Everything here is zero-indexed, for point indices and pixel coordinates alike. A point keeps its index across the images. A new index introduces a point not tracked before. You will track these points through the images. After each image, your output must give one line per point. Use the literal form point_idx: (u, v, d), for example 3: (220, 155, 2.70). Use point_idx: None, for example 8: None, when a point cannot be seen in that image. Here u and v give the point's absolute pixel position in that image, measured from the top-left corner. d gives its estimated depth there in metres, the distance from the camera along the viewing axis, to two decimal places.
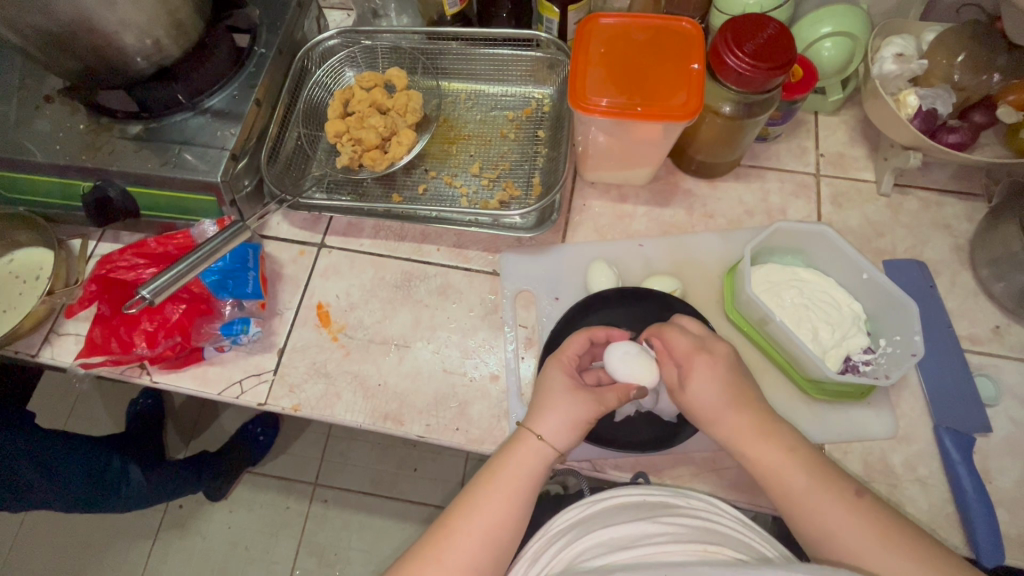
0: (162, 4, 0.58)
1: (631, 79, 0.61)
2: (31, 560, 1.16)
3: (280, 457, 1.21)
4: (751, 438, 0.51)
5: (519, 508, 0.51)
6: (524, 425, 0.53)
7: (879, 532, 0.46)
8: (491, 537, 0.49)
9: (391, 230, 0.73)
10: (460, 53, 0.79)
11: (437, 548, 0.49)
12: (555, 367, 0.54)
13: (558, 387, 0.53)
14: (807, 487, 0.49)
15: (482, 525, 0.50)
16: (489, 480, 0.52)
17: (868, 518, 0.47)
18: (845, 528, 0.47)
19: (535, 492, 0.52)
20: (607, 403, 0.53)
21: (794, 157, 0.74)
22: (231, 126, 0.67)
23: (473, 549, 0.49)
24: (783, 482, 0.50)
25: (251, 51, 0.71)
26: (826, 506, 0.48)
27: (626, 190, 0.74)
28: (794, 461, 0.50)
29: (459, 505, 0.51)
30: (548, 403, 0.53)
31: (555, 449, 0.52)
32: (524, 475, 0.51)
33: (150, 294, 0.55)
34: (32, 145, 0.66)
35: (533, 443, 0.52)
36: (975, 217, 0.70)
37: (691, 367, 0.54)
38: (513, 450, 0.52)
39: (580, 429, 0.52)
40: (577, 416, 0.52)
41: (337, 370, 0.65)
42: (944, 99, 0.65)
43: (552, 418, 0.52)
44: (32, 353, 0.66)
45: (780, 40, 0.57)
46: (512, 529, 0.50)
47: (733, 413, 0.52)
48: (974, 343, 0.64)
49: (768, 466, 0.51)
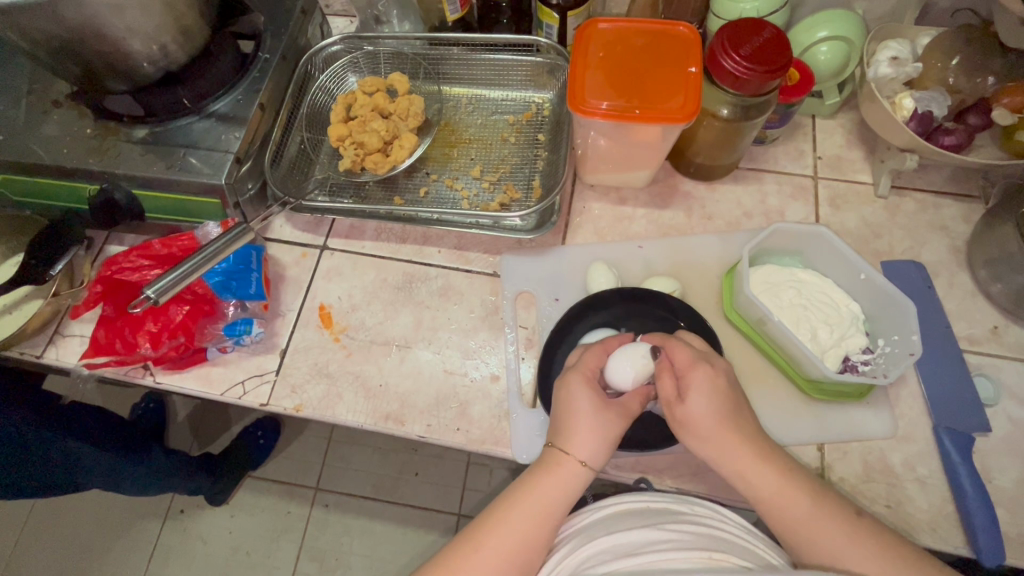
0: (169, 11, 0.59)
1: (629, 83, 0.62)
2: (28, 565, 1.16)
3: (282, 461, 1.21)
4: (741, 465, 0.51)
5: (552, 523, 0.51)
6: (557, 445, 0.53)
7: (880, 555, 0.47)
8: (522, 558, 0.50)
9: (392, 232, 0.74)
10: (461, 59, 0.80)
11: (462, 562, 0.49)
12: (582, 386, 0.53)
13: (588, 408, 0.52)
14: (806, 515, 0.49)
15: (515, 540, 0.50)
16: (520, 501, 0.51)
17: (863, 545, 0.47)
18: (839, 556, 0.47)
19: (567, 513, 0.52)
20: (633, 412, 0.54)
21: (792, 160, 0.75)
22: (236, 129, 0.68)
23: (502, 564, 0.49)
24: (778, 504, 0.50)
25: (255, 57, 0.72)
26: (820, 528, 0.48)
27: (625, 193, 0.75)
28: (790, 489, 0.50)
29: (483, 524, 0.51)
30: (579, 426, 0.52)
31: (592, 468, 0.52)
32: (559, 495, 0.51)
33: (155, 293, 0.56)
34: (41, 149, 0.67)
35: (570, 465, 0.52)
36: (972, 218, 0.70)
37: (691, 383, 0.52)
38: (546, 473, 0.52)
39: (612, 447, 0.53)
40: (610, 435, 0.52)
41: (338, 371, 0.66)
42: (939, 101, 0.65)
43: (586, 439, 0.52)
44: (37, 353, 0.67)
45: (775, 44, 0.58)
46: (544, 548, 0.51)
47: (728, 438, 0.51)
48: (972, 344, 0.64)
49: (763, 493, 0.50)
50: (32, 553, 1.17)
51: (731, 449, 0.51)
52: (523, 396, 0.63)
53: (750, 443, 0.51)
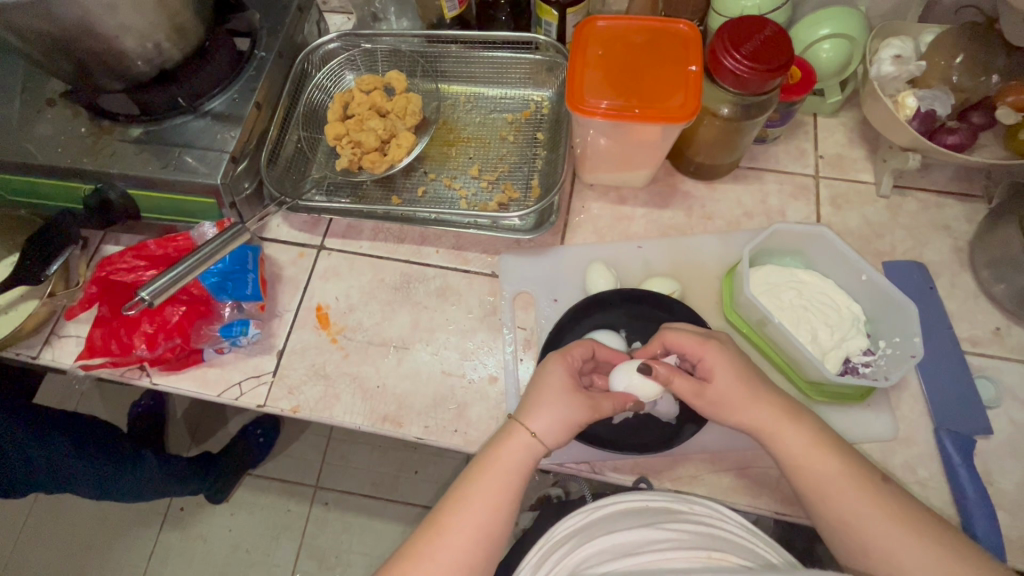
0: (163, 8, 0.59)
1: (629, 82, 0.62)
2: (28, 563, 1.16)
3: (281, 459, 1.21)
4: (776, 428, 0.51)
5: (509, 501, 0.51)
6: (516, 418, 0.52)
7: (900, 517, 0.47)
8: (481, 533, 0.49)
9: (390, 232, 0.73)
10: (460, 56, 0.79)
11: (428, 546, 0.49)
12: (558, 363, 0.53)
13: (555, 385, 0.52)
14: (831, 473, 0.49)
15: (473, 520, 0.49)
16: (478, 475, 0.51)
17: (886, 504, 0.47)
18: (864, 513, 0.47)
19: (524, 486, 0.52)
20: (603, 410, 0.53)
21: (793, 159, 0.74)
22: (231, 128, 0.68)
23: (462, 545, 0.49)
24: (805, 465, 0.50)
25: (251, 55, 0.71)
26: (843, 488, 0.48)
27: (624, 193, 0.74)
28: (819, 450, 0.50)
29: (448, 502, 0.51)
30: (544, 400, 0.52)
31: (544, 445, 0.51)
32: (512, 469, 0.51)
33: (149, 295, 0.56)
34: (35, 148, 0.67)
35: (524, 437, 0.51)
36: (974, 218, 0.69)
37: (710, 363, 0.53)
38: (501, 444, 0.52)
39: (572, 430, 0.52)
40: (571, 416, 0.51)
41: (336, 372, 0.65)
42: (943, 100, 0.64)
43: (545, 415, 0.51)
44: (33, 354, 0.67)
45: (777, 42, 0.57)
46: (501, 522, 0.50)
47: (763, 406, 0.51)
48: (974, 345, 0.64)
49: (792, 454, 0.50)
50: (32, 552, 1.16)
51: (767, 413, 0.51)
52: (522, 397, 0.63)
53: (779, 405, 0.52)
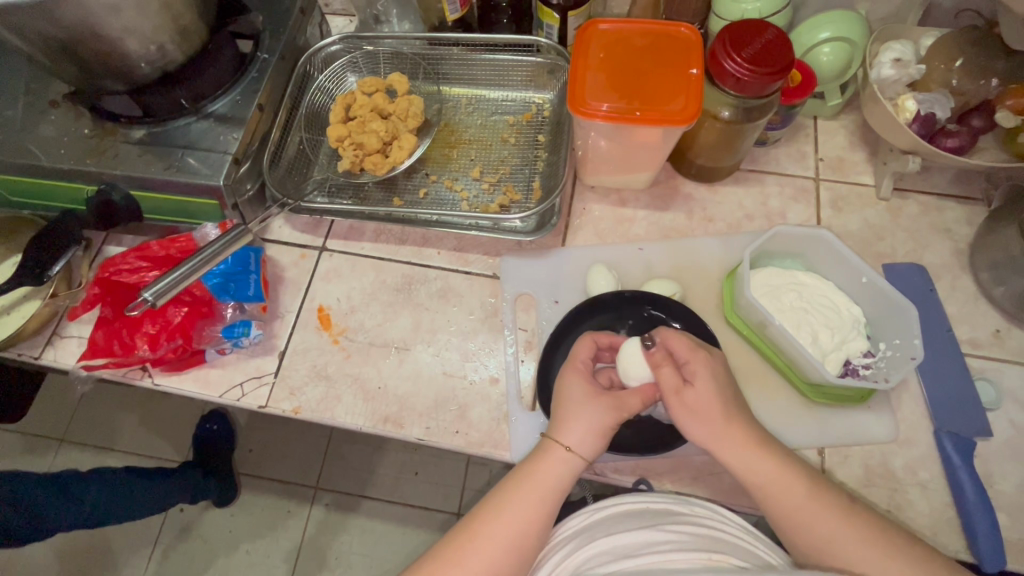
0: (167, 10, 0.59)
1: (630, 84, 0.62)
2: (29, 565, 1.16)
3: (282, 460, 1.21)
4: (747, 453, 0.51)
5: (546, 514, 0.51)
6: (549, 434, 0.53)
7: (874, 538, 0.47)
8: (515, 545, 0.50)
9: (391, 234, 0.73)
10: (461, 58, 0.80)
11: (457, 554, 0.49)
12: (575, 375, 0.54)
13: (579, 396, 0.53)
14: (803, 500, 0.50)
15: (505, 531, 0.50)
16: (512, 488, 0.52)
17: (862, 531, 0.48)
18: (838, 539, 0.48)
19: (560, 501, 0.52)
20: (630, 407, 0.52)
21: (793, 161, 0.75)
22: (234, 130, 0.68)
23: (497, 555, 0.49)
24: (777, 491, 0.50)
25: (254, 57, 0.72)
26: (817, 513, 0.49)
27: (625, 195, 0.74)
28: (790, 477, 0.50)
29: (479, 512, 0.52)
30: (572, 413, 0.52)
31: (581, 458, 0.52)
32: (548, 484, 0.51)
33: (152, 296, 0.56)
34: (39, 149, 0.67)
35: (558, 452, 0.52)
36: (974, 221, 0.70)
37: (695, 368, 0.53)
38: (537, 459, 0.53)
39: (605, 439, 0.52)
40: (600, 426, 0.52)
41: (337, 373, 0.65)
42: (942, 103, 0.65)
43: (575, 427, 0.52)
44: (35, 355, 0.67)
45: (778, 46, 0.57)
46: (536, 535, 0.51)
47: (734, 428, 0.51)
48: (974, 347, 0.64)
49: (763, 480, 0.51)
50: (31, 553, 1.16)
51: (738, 435, 0.51)
52: (523, 399, 0.63)
53: (746, 433, 0.52)
